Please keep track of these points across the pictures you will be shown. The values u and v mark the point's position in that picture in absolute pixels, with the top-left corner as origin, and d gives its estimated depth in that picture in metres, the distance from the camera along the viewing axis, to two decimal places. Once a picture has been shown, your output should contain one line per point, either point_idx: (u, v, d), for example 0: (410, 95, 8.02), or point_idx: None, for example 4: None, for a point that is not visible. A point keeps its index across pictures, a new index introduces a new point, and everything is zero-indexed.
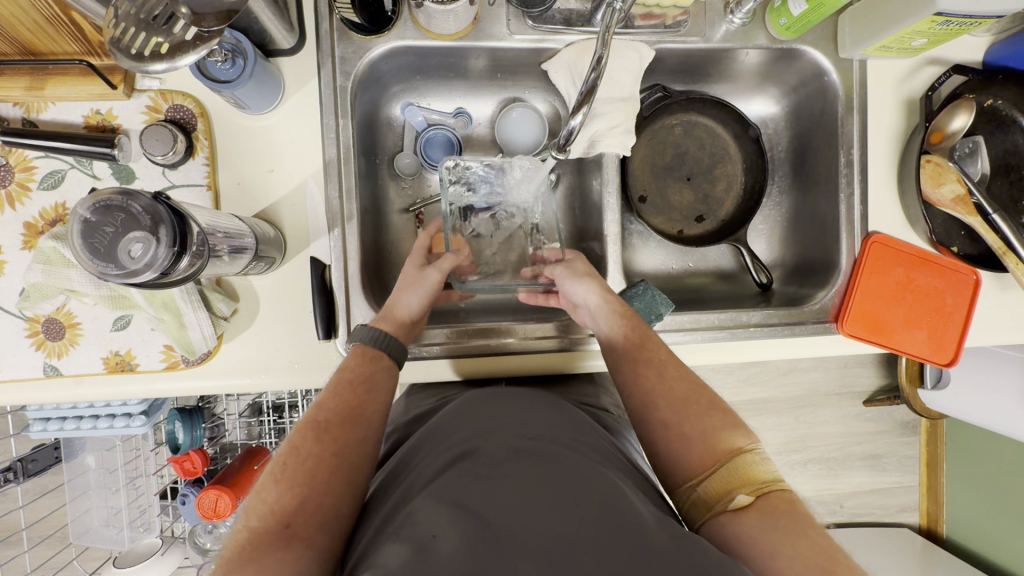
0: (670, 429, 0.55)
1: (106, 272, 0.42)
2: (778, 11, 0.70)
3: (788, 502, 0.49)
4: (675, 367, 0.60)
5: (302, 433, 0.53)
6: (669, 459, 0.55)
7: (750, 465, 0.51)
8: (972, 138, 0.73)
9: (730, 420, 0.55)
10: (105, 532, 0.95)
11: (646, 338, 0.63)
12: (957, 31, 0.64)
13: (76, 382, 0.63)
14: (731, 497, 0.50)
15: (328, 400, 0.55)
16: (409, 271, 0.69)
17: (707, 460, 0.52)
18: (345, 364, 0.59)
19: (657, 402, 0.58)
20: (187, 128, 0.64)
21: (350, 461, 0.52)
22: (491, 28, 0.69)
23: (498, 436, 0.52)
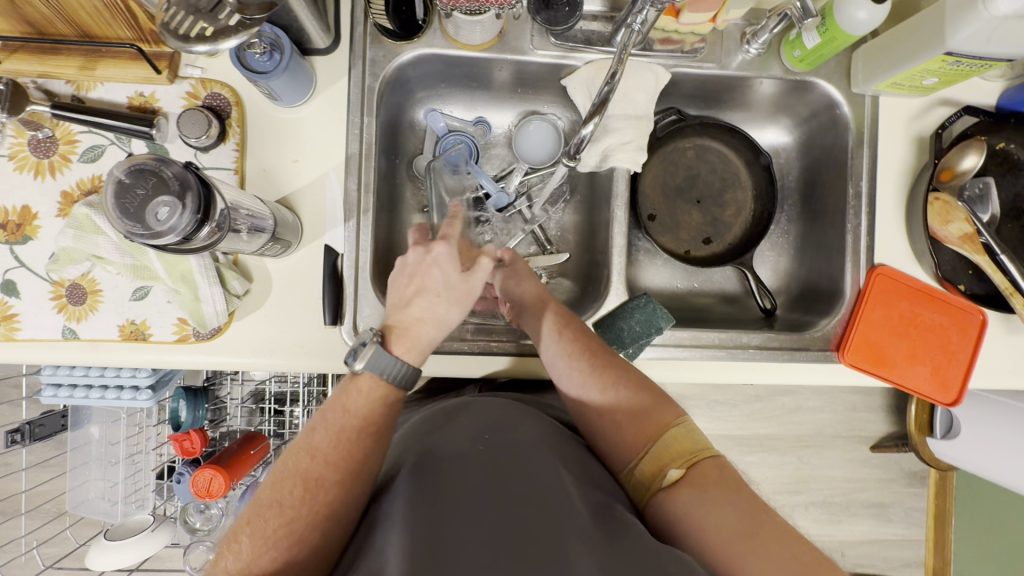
0: (604, 418, 0.59)
1: (133, 231, 0.44)
2: (793, 43, 0.72)
3: (716, 467, 0.54)
4: (607, 357, 0.63)
5: (289, 487, 0.51)
6: (608, 446, 0.59)
7: (679, 439, 0.56)
8: (982, 179, 0.72)
9: (660, 398, 0.59)
10: (100, 504, 0.96)
11: (577, 332, 0.64)
12: (967, 72, 0.66)
13: (91, 346, 0.66)
14: (665, 474, 0.54)
15: (323, 452, 0.52)
16: (453, 276, 0.59)
17: (640, 440, 0.57)
18: (351, 408, 0.55)
19: (590, 394, 0.61)
20: (222, 115, 0.68)
21: (338, 521, 0.52)
22: (515, 42, 0.72)
23: (451, 448, 0.54)
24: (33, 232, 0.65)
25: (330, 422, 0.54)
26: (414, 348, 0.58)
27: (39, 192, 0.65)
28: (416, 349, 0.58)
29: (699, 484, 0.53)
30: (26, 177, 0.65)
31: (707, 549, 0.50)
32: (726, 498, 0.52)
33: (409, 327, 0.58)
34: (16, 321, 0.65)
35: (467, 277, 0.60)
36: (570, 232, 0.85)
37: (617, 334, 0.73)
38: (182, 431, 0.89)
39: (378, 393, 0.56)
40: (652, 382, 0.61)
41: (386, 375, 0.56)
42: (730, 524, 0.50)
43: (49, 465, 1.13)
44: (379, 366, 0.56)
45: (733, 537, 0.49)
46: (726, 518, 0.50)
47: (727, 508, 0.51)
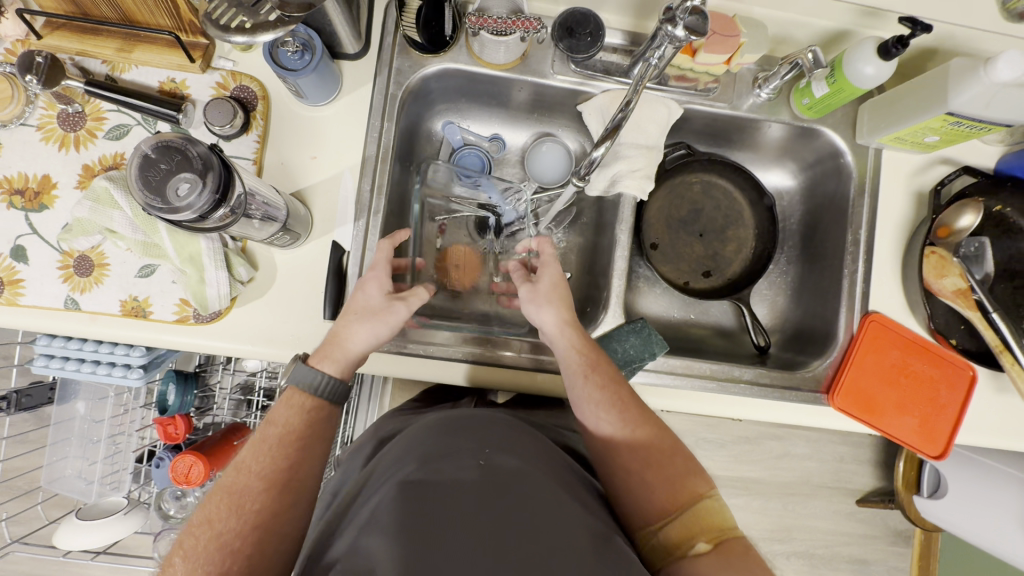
0: (632, 475, 0.57)
1: (151, 205, 0.45)
2: (803, 91, 0.75)
3: (744, 547, 0.53)
4: (640, 409, 0.61)
5: (218, 501, 0.52)
6: (630, 500, 0.57)
7: (711, 512, 0.55)
8: (977, 239, 0.75)
9: (692, 464, 0.58)
10: (75, 484, 0.94)
11: (608, 375, 0.63)
12: (967, 133, 0.68)
13: (91, 319, 0.67)
14: (692, 544, 0.53)
15: (248, 463, 0.55)
16: (373, 297, 0.63)
17: (669, 504, 0.55)
18: (274, 419, 0.57)
19: (618, 446, 0.59)
20: (247, 107, 0.70)
21: (273, 531, 0.52)
22: (537, 65, 0.75)
23: (448, 463, 0.53)
24: (49, 202, 0.67)
25: (256, 435, 0.56)
26: (329, 359, 0.61)
27: (61, 164, 0.67)
28: (333, 360, 0.60)
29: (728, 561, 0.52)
30: (51, 148, 0.67)
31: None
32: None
33: (330, 343, 0.62)
34: (21, 286, 0.66)
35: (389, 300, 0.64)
36: (573, 254, 0.87)
37: (611, 355, 0.73)
38: (167, 416, 0.89)
39: (298, 403, 0.59)
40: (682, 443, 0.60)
41: (305, 385, 0.59)
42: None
43: (28, 439, 1.11)
44: (298, 378, 0.59)
45: None
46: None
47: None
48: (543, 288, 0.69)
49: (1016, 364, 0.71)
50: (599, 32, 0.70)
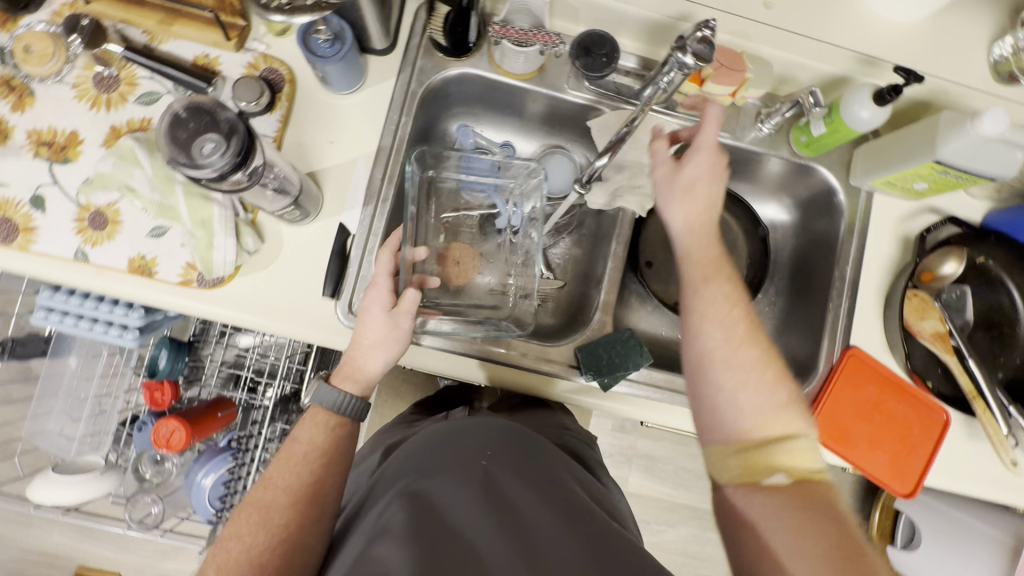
0: (722, 394, 0.57)
1: (176, 160, 0.48)
2: (802, 129, 0.79)
3: (828, 496, 0.53)
4: (752, 329, 0.59)
5: (248, 518, 0.57)
6: (716, 417, 0.58)
7: (798, 452, 0.55)
8: (959, 286, 0.79)
9: (797, 402, 0.57)
10: (56, 440, 0.95)
11: (732, 288, 0.62)
12: (953, 184, 0.72)
13: (97, 272, 0.68)
14: (772, 476, 0.55)
15: (274, 479, 0.59)
16: (377, 321, 0.63)
17: (757, 432, 0.56)
18: (298, 437, 0.62)
19: (714, 362, 0.58)
20: (274, 88, 0.73)
21: (301, 542, 0.57)
22: (552, 79, 0.79)
23: (447, 474, 0.61)
24: (74, 156, 0.69)
25: (282, 452, 0.61)
26: (351, 379, 0.64)
27: (91, 122, 0.70)
28: (354, 381, 0.64)
29: (804, 502, 0.52)
30: (83, 106, 0.70)
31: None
32: (832, 530, 0.50)
33: (347, 362, 0.64)
34: (34, 234, 0.68)
35: (391, 316, 0.64)
36: (570, 263, 0.90)
37: (596, 361, 0.75)
38: (156, 380, 0.90)
39: (322, 419, 0.63)
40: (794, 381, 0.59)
41: (326, 404, 0.62)
42: (824, 560, 0.48)
43: None
44: (321, 398, 0.63)
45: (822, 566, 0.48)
46: (827, 545, 0.49)
47: (822, 531, 0.50)
48: (686, 169, 0.67)
49: (987, 411, 0.75)
50: (615, 55, 0.74)
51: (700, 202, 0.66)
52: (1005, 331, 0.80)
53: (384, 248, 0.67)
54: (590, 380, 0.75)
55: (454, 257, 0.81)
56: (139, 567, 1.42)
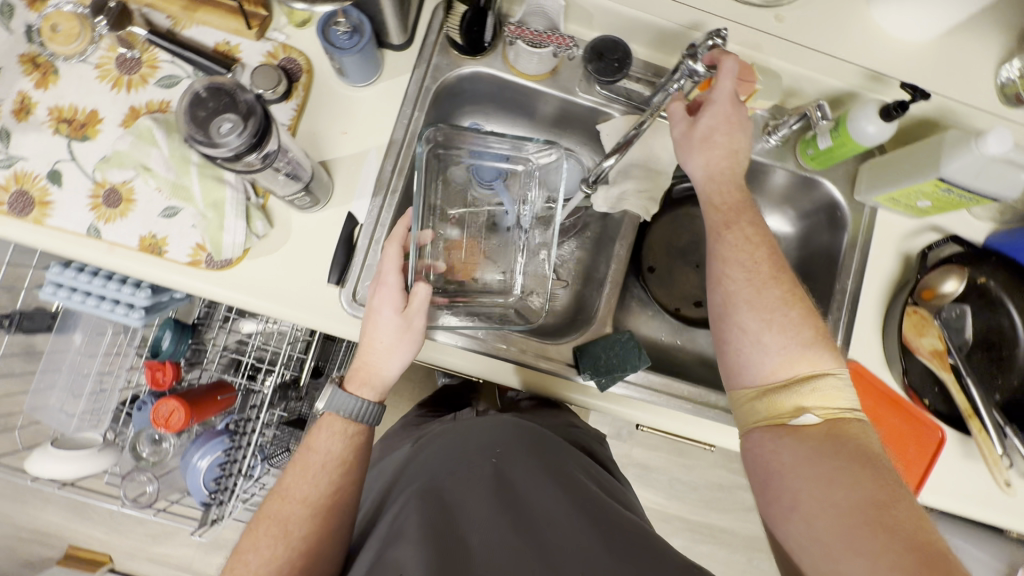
0: (747, 334, 0.59)
1: (194, 138, 0.49)
2: (808, 141, 0.80)
3: (857, 430, 0.55)
4: (774, 271, 0.62)
5: (269, 528, 0.61)
6: (741, 358, 0.60)
7: (826, 389, 0.57)
8: (959, 305, 0.79)
9: (822, 340, 0.59)
10: (56, 416, 0.96)
11: (754, 233, 0.64)
12: (957, 202, 0.72)
13: (108, 249, 0.69)
14: (800, 414, 0.56)
15: (294, 489, 0.62)
16: (389, 323, 0.64)
17: (782, 368, 0.58)
18: (314, 447, 0.64)
19: (739, 303, 0.61)
20: (291, 78, 0.75)
21: (319, 550, 0.61)
22: (564, 81, 0.80)
23: (458, 477, 0.65)
24: (93, 134, 0.71)
25: (299, 460, 0.64)
26: (367, 386, 0.65)
27: (111, 102, 0.72)
28: (370, 387, 0.65)
29: (835, 446, 0.53)
30: (104, 86, 0.72)
31: (820, 521, 0.50)
32: (868, 475, 0.51)
33: (362, 368, 0.65)
34: (50, 208, 0.69)
35: (403, 317, 0.64)
36: (573, 264, 0.91)
37: (594, 361, 0.76)
38: (158, 361, 0.90)
39: (340, 427, 0.65)
40: (819, 319, 0.60)
41: (344, 411, 0.64)
42: (857, 505, 0.49)
43: None
44: (336, 404, 0.64)
45: (859, 498, 0.49)
46: (859, 489, 0.50)
47: (854, 466, 0.51)
48: (709, 122, 0.67)
49: (983, 431, 0.75)
50: (626, 60, 0.75)
51: (720, 147, 0.67)
52: (1005, 352, 0.81)
53: (391, 241, 0.67)
54: (586, 378, 0.76)
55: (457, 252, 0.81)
56: (129, 550, 1.42)
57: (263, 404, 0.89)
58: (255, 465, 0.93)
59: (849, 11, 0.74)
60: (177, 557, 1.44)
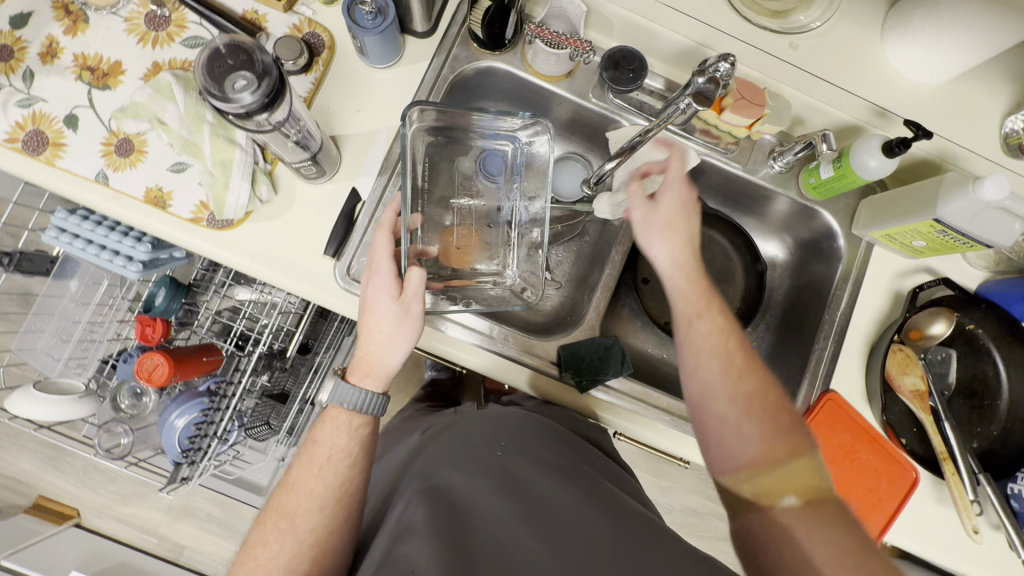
0: (727, 425, 0.60)
1: (209, 91, 0.50)
2: (811, 170, 0.81)
3: (835, 507, 0.56)
4: (748, 361, 0.63)
5: (278, 522, 0.64)
6: (724, 451, 0.61)
7: (806, 471, 0.58)
8: (945, 348, 0.81)
9: (796, 424, 0.61)
10: (41, 358, 0.96)
11: (724, 319, 0.65)
12: (951, 245, 0.73)
13: (114, 197, 0.71)
14: (782, 498, 0.57)
15: (301, 484, 0.65)
16: (386, 310, 0.64)
17: (767, 457, 0.58)
18: (320, 441, 0.66)
19: (717, 395, 0.61)
20: (314, 52, 0.76)
21: (329, 543, 0.64)
22: (579, 86, 0.82)
23: (465, 470, 0.65)
24: (114, 84, 0.73)
25: (307, 454, 0.66)
26: (369, 377, 0.66)
27: (135, 55, 0.73)
28: (372, 377, 0.66)
29: (814, 522, 0.55)
30: (131, 40, 0.74)
31: None
32: (842, 533, 0.54)
33: (364, 359, 0.66)
34: (62, 150, 0.70)
35: (399, 303, 0.64)
36: (569, 266, 0.91)
37: (576, 362, 0.77)
38: (150, 316, 0.89)
39: (344, 420, 0.66)
40: (791, 407, 0.62)
41: (348, 403, 0.66)
42: None
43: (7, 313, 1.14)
44: (339, 397, 0.66)
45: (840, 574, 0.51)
46: (837, 544, 0.53)
47: (833, 543, 0.53)
48: (660, 214, 0.68)
49: (956, 474, 0.74)
50: (642, 71, 0.76)
51: (681, 236, 0.68)
52: (986, 401, 0.81)
53: (378, 231, 0.66)
54: (568, 377, 0.77)
55: (453, 244, 0.80)
56: (98, 508, 1.42)
57: (247, 369, 0.89)
58: (232, 430, 0.94)
59: (863, 47, 0.76)
60: (144, 519, 1.43)
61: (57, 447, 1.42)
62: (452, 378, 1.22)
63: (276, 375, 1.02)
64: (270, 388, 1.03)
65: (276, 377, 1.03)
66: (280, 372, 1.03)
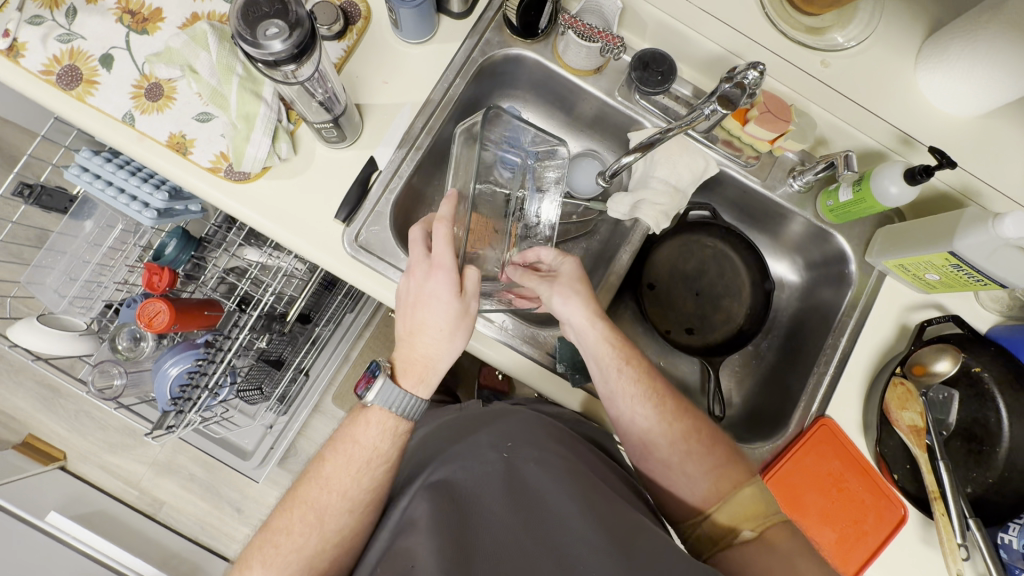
0: (672, 469, 0.68)
1: (241, 35, 0.51)
2: (830, 192, 0.80)
3: (784, 529, 0.61)
4: (676, 406, 0.71)
5: (305, 516, 0.63)
6: (675, 497, 0.69)
7: (751, 503, 0.64)
8: (948, 389, 0.79)
9: (733, 456, 0.68)
10: (47, 294, 0.97)
11: (640, 370, 0.71)
12: (965, 281, 0.72)
13: (138, 138, 0.72)
14: (738, 533, 0.62)
15: (334, 484, 0.64)
16: (445, 309, 0.63)
17: (714, 494, 0.65)
18: (361, 442, 0.65)
19: (657, 442, 0.68)
20: (349, 21, 0.77)
21: (351, 541, 0.65)
22: (606, 83, 0.82)
23: (475, 463, 0.64)
24: (152, 30, 0.74)
25: (346, 453, 0.65)
26: (421, 384, 0.66)
27: (176, 4, 0.75)
28: (424, 383, 0.66)
29: (770, 546, 0.60)
30: None
31: None
32: (794, 550, 0.60)
33: (419, 363, 0.66)
34: (94, 87, 0.71)
35: (461, 300, 0.64)
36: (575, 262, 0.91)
37: (572, 355, 0.78)
38: (158, 265, 0.90)
39: (391, 424, 0.65)
40: (724, 440, 0.70)
41: (395, 408, 0.65)
42: None
43: (22, 248, 1.16)
44: (388, 399, 0.65)
45: None
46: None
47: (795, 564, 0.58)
48: (565, 281, 0.74)
49: (945, 514, 0.71)
50: (671, 74, 0.76)
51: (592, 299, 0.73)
52: (985, 445, 0.79)
53: (438, 223, 0.64)
54: (562, 370, 0.78)
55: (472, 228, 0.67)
56: (85, 454, 1.43)
57: (246, 324, 0.91)
58: (223, 386, 0.94)
59: (894, 74, 0.76)
60: (128, 471, 1.44)
61: (54, 388, 1.44)
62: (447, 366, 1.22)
63: (275, 339, 1.03)
64: (267, 352, 1.04)
65: (275, 342, 1.05)
66: (279, 337, 1.04)
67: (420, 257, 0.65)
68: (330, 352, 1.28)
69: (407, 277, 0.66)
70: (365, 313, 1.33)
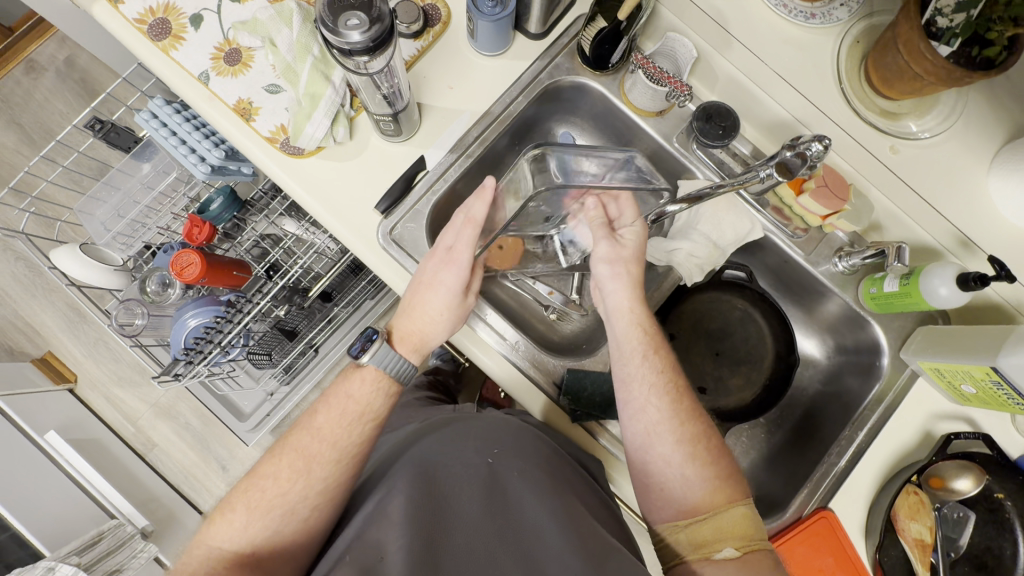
0: (671, 468, 0.64)
1: (324, 22, 0.53)
2: (875, 279, 0.77)
3: (767, 559, 0.59)
4: (692, 406, 0.67)
5: (292, 461, 0.63)
6: (659, 500, 0.65)
7: (739, 522, 0.61)
8: (965, 508, 0.73)
9: (733, 475, 0.65)
10: (95, 226, 1.01)
11: (664, 362, 0.68)
12: (1004, 401, 0.68)
13: (208, 97, 0.75)
14: (720, 549, 0.60)
15: (320, 436, 0.64)
16: (453, 297, 0.67)
17: (707, 505, 0.63)
18: (353, 395, 0.66)
19: (663, 435, 0.65)
20: (429, 23, 0.79)
21: (337, 492, 0.63)
22: (666, 126, 0.82)
23: (457, 459, 0.63)
24: None
25: (336, 407, 0.65)
26: (415, 350, 0.69)
27: None
28: (417, 352, 0.69)
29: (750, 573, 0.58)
30: None
31: None
32: None
33: (414, 334, 0.69)
34: (180, 42, 0.75)
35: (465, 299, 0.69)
36: None
37: (578, 389, 0.76)
38: (200, 219, 0.92)
39: (385, 385, 0.67)
40: (728, 452, 0.67)
41: (389, 368, 0.67)
42: None
43: (83, 177, 1.21)
44: (383, 360, 0.66)
45: None
46: None
47: None
48: (625, 253, 0.70)
49: None
50: (733, 130, 0.75)
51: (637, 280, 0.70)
52: None
53: (469, 225, 0.66)
54: (564, 403, 0.76)
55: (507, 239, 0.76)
56: (95, 381, 1.47)
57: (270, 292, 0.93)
58: (235, 345, 0.95)
59: (963, 174, 0.73)
60: (130, 406, 1.48)
61: (82, 313, 1.49)
62: (453, 372, 1.22)
63: (294, 311, 1.05)
64: (284, 321, 1.06)
65: (294, 313, 1.07)
66: (298, 310, 1.06)
67: (440, 247, 0.68)
68: (345, 333, 1.29)
69: (427, 259, 0.69)
70: (386, 302, 1.33)
